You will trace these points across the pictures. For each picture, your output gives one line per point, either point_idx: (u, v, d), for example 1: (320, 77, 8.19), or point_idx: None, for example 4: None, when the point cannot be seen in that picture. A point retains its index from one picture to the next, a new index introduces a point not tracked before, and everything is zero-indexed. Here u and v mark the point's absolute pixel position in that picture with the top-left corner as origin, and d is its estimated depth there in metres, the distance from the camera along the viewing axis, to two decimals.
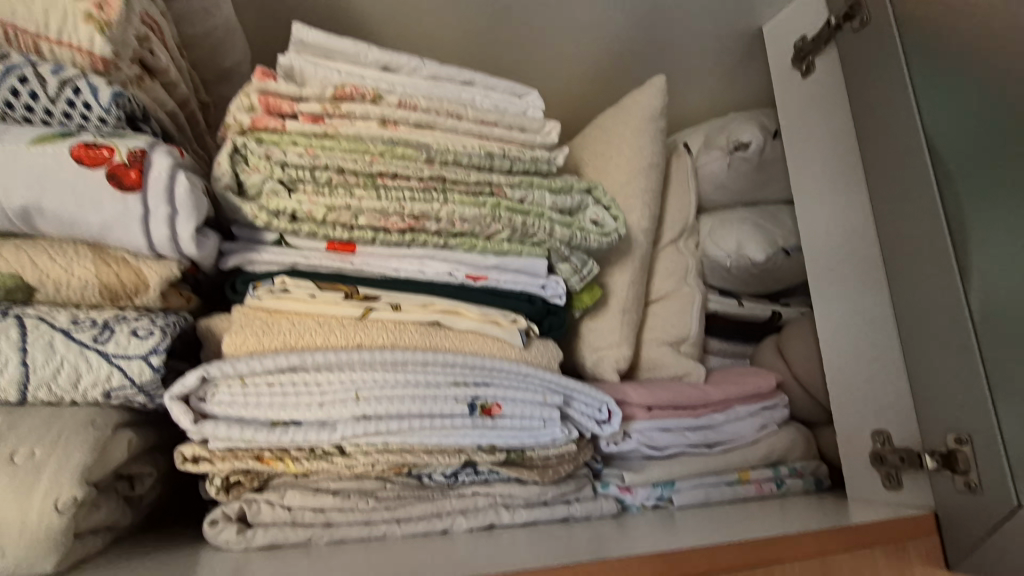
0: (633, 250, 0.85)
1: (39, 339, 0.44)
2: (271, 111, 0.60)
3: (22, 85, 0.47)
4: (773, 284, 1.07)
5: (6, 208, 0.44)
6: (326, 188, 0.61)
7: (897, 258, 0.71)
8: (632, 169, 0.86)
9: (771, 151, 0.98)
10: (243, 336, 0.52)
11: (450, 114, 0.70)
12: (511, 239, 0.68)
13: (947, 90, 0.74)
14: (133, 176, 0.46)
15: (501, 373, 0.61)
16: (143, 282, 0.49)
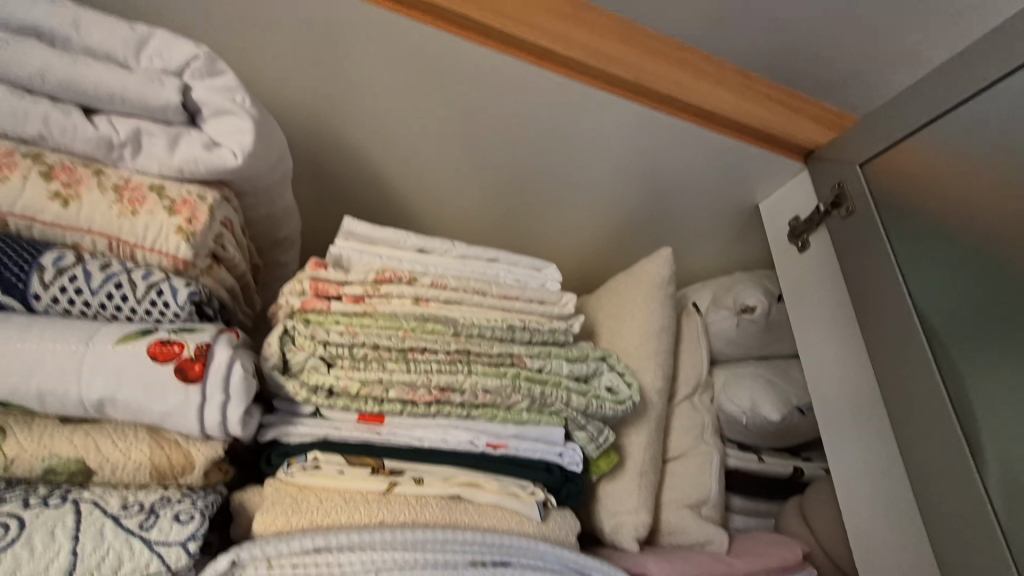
0: (647, 411, 0.87)
1: (90, 524, 0.46)
2: (319, 294, 0.68)
3: (116, 290, 0.55)
4: (791, 440, 1.07)
5: (85, 399, 0.49)
6: (362, 363, 0.67)
7: (908, 434, 0.72)
8: (644, 332, 0.91)
9: (775, 314, 1.04)
10: (274, 514, 0.55)
11: (476, 291, 0.77)
12: (530, 408, 0.72)
13: (943, 258, 0.75)
14: (197, 369, 0.52)
15: (518, 552, 0.62)
16: (189, 463, 0.53)
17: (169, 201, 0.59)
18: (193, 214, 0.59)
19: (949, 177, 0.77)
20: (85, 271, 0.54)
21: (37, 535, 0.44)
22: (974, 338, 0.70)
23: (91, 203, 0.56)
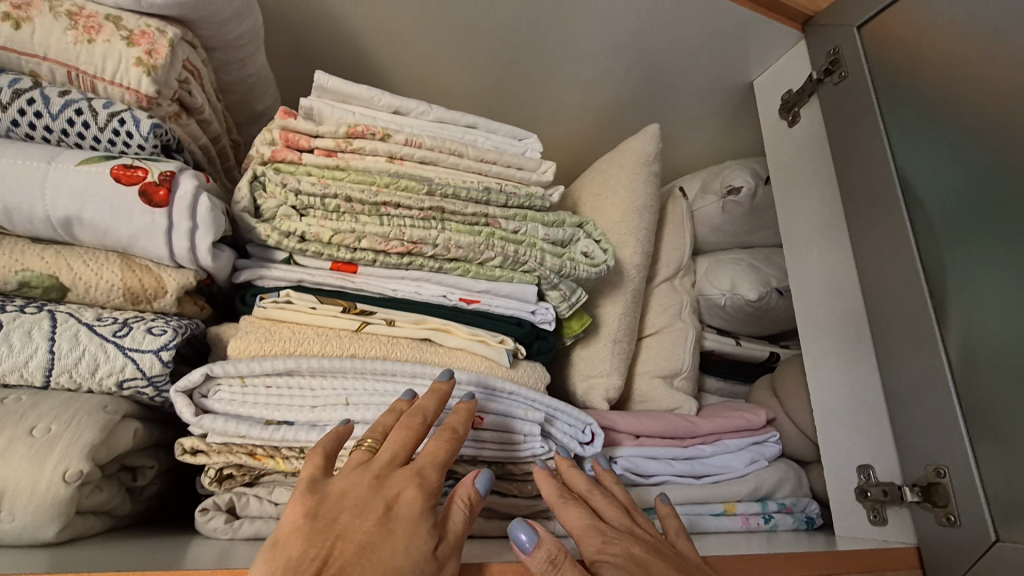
0: (624, 283, 0.88)
1: (66, 330, 0.49)
2: (290, 144, 0.68)
3: (77, 116, 0.54)
4: (768, 325, 1.09)
5: (52, 217, 0.50)
6: (334, 215, 0.67)
7: (878, 297, 0.73)
8: (626, 208, 0.90)
9: (761, 196, 1.02)
10: (247, 341, 0.58)
11: (452, 152, 0.76)
12: (502, 266, 0.73)
13: (934, 126, 0.73)
14: (162, 194, 0.52)
15: (484, 389, 0.64)
16: (162, 288, 0.55)
17: (127, 32, 0.56)
18: (153, 46, 0.56)
19: (954, 46, 0.73)
20: (43, 96, 0.54)
21: (15, 335, 0.47)
22: (958, 215, 0.69)
23: (44, 27, 0.55)
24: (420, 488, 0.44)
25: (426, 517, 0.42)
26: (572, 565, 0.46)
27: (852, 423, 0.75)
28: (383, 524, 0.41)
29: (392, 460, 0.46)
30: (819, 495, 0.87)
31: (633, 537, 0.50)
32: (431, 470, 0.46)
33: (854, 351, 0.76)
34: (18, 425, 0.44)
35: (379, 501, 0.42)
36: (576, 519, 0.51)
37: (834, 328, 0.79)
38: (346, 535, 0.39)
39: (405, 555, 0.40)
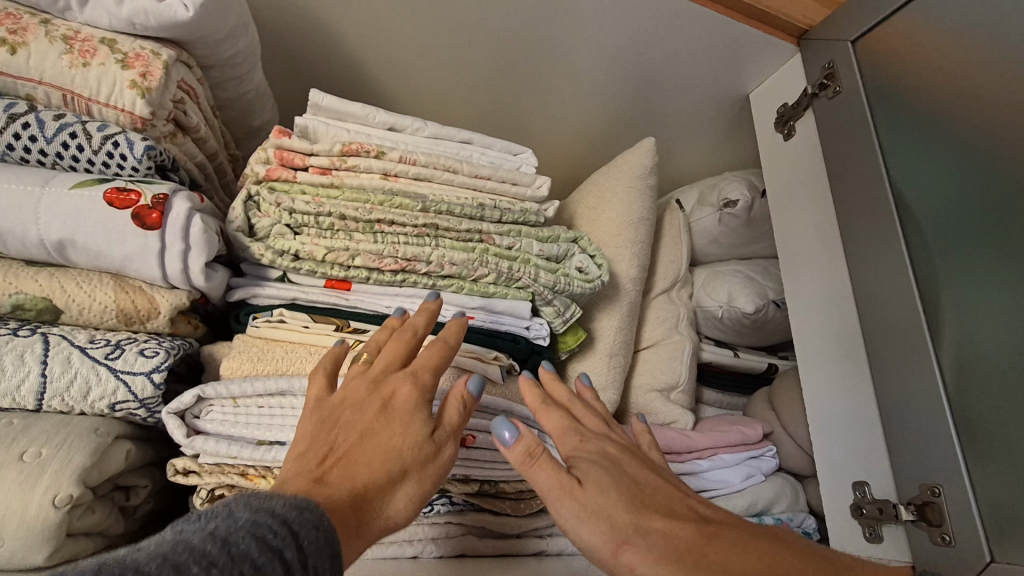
0: (620, 297, 0.88)
1: (58, 352, 0.49)
2: (285, 163, 0.68)
3: (71, 139, 0.55)
4: (767, 337, 1.08)
5: (45, 241, 0.51)
6: (328, 233, 0.67)
7: (873, 312, 0.73)
8: (621, 221, 0.90)
9: (758, 208, 1.02)
10: (239, 361, 0.58)
11: (447, 168, 0.76)
12: (496, 282, 0.73)
13: (927, 140, 0.73)
14: (155, 217, 0.52)
15: (477, 408, 0.64)
16: (155, 309, 0.55)
17: (121, 55, 0.57)
18: (147, 69, 0.57)
19: (948, 61, 0.73)
20: (38, 120, 0.54)
21: (8, 358, 0.48)
22: (951, 231, 0.69)
23: (39, 51, 0.55)
24: (413, 384, 0.49)
25: (419, 409, 0.47)
26: (549, 456, 0.46)
27: (847, 438, 0.75)
28: (379, 418, 0.46)
29: (388, 367, 0.51)
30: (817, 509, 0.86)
31: (610, 441, 0.50)
32: (425, 370, 0.50)
33: (849, 366, 0.76)
34: (8, 450, 0.44)
35: (377, 399, 0.48)
36: (554, 423, 0.52)
37: (830, 342, 0.79)
38: (352, 428, 0.46)
39: (401, 440, 0.45)
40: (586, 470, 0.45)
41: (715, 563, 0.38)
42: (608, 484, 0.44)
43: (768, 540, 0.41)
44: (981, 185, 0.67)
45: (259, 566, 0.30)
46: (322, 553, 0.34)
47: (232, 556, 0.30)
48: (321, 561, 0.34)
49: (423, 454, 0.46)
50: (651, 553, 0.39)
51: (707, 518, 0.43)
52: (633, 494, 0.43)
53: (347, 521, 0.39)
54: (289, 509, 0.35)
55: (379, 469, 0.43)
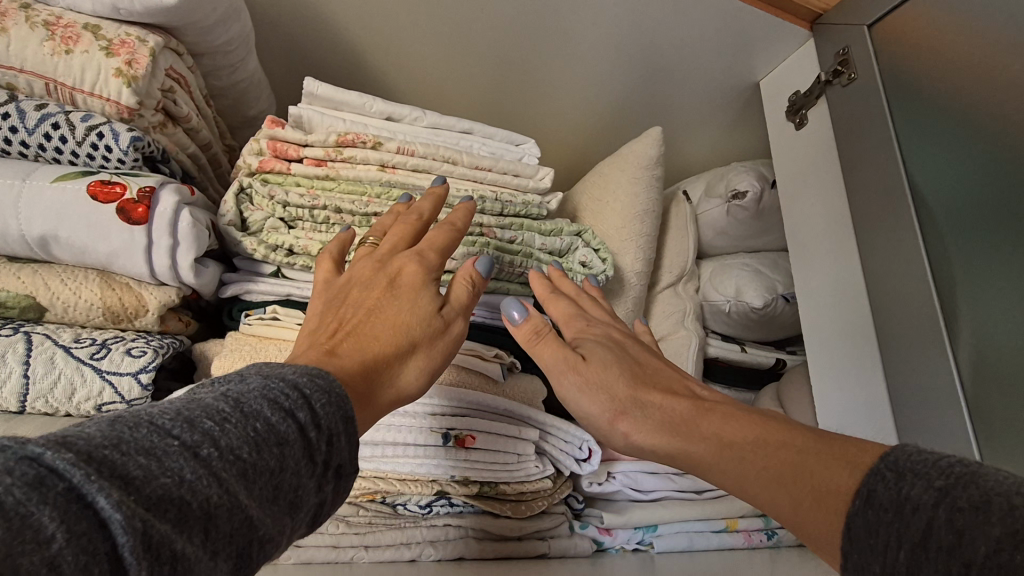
0: (624, 291, 0.86)
1: (42, 352, 0.47)
2: (278, 154, 0.66)
3: (54, 130, 0.53)
4: (774, 331, 1.06)
5: (27, 236, 0.49)
6: (323, 226, 0.65)
7: (886, 307, 0.70)
8: (626, 213, 0.88)
9: (768, 199, 0.99)
10: (232, 360, 0.56)
11: (446, 159, 0.74)
12: (497, 277, 0.71)
13: (943, 129, 0.70)
14: (140, 212, 0.50)
15: (476, 407, 0.61)
16: (142, 306, 0.53)
17: (106, 41, 0.55)
18: (132, 56, 0.54)
19: (969, 45, 0.69)
20: (19, 110, 0.52)
21: None
22: (968, 225, 0.66)
23: (19, 38, 0.53)
24: (419, 263, 0.49)
25: (427, 286, 0.48)
26: (554, 335, 0.51)
27: (858, 438, 0.73)
28: (385, 294, 0.47)
29: (394, 249, 0.51)
30: None
31: (613, 326, 0.55)
32: (431, 252, 0.51)
33: (861, 363, 0.73)
34: None
35: (384, 278, 0.48)
36: (559, 310, 0.57)
37: (841, 339, 0.77)
38: (358, 303, 0.46)
39: (410, 312, 0.46)
40: (589, 349, 0.49)
41: (705, 431, 0.40)
42: (608, 359, 0.48)
43: (761, 414, 0.41)
44: (1001, 174, 0.64)
45: (275, 426, 0.28)
46: (337, 416, 0.32)
47: (246, 414, 0.28)
48: (337, 423, 0.32)
49: (433, 329, 0.46)
50: (647, 425, 0.42)
51: (703, 396, 0.45)
52: (634, 371, 0.47)
53: (359, 388, 0.39)
54: (300, 375, 0.32)
55: (389, 340, 0.43)
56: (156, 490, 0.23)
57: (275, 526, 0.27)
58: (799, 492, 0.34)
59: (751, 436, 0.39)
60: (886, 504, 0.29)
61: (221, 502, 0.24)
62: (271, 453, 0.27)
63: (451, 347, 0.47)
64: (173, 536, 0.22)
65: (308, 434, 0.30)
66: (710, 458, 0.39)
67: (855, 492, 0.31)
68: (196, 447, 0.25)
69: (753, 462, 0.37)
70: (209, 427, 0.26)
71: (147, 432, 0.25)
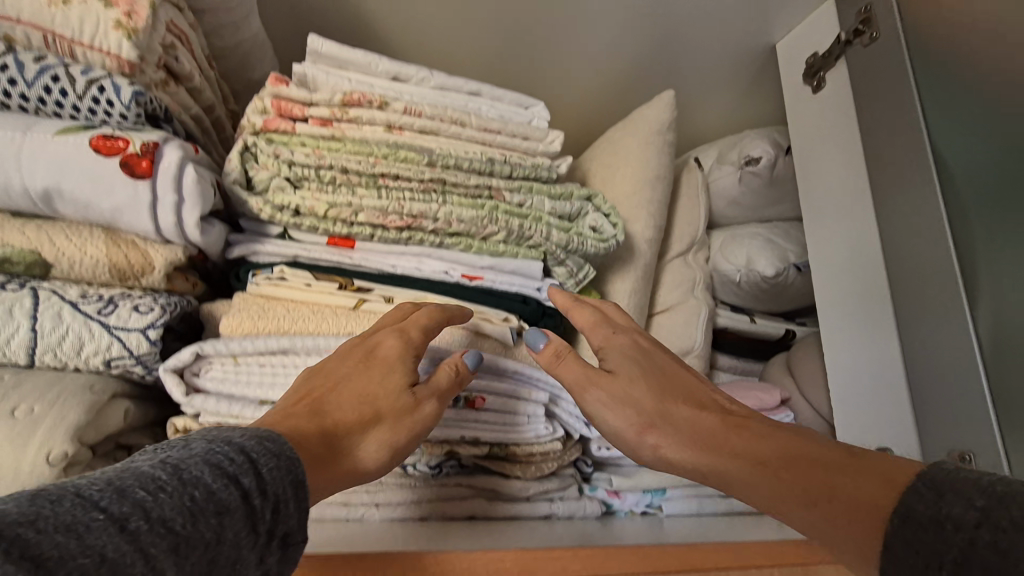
0: (634, 258, 0.85)
1: (49, 307, 0.47)
2: (283, 113, 0.65)
3: (55, 84, 0.52)
4: (784, 302, 1.05)
5: (30, 190, 0.48)
6: (330, 187, 0.64)
7: (903, 273, 0.69)
8: (637, 179, 0.86)
9: (782, 166, 0.97)
10: (239, 319, 0.56)
11: (454, 121, 0.72)
12: (506, 241, 0.70)
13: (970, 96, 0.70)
14: (145, 166, 0.49)
15: (486, 369, 0.62)
16: (149, 264, 0.52)
17: None
18: (133, 7, 0.53)
19: None
20: (17, 62, 0.51)
21: None
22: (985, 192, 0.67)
23: None
24: (401, 339, 0.52)
25: (402, 362, 0.51)
26: (575, 356, 0.56)
27: (871, 404, 0.72)
28: (360, 365, 0.50)
29: (377, 329, 0.54)
30: None
31: (636, 332, 0.59)
32: (415, 330, 0.54)
33: (875, 330, 0.72)
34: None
35: (364, 355, 0.51)
36: (584, 319, 0.61)
37: (855, 305, 0.75)
38: (333, 375, 0.49)
39: (378, 385, 0.48)
40: (615, 363, 0.55)
41: (736, 448, 0.45)
42: (633, 372, 0.53)
43: (792, 430, 0.45)
44: None
45: (215, 496, 0.30)
46: (284, 481, 0.35)
47: (183, 481, 0.30)
48: (284, 488, 0.34)
49: (399, 403, 0.47)
50: (678, 439, 0.48)
51: (731, 409, 0.51)
52: (660, 382, 0.53)
53: (314, 451, 0.41)
54: (247, 439, 0.35)
55: (353, 409, 0.46)
56: (73, 569, 0.23)
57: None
58: (835, 506, 0.38)
59: (779, 455, 0.42)
60: (925, 520, 0.32)
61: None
62: (208, 524, 0.29)
63: (421, 427, 0.48)
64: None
65: (250, 501, 0.32)
66: (739, 471, 0.44)
67: (889, 504, 0.35)
68: (125, 519, 0.26)
69: (780, 477, 0.41)
70: (142, 499, 0.27)
71: (72, 507, 0.26)
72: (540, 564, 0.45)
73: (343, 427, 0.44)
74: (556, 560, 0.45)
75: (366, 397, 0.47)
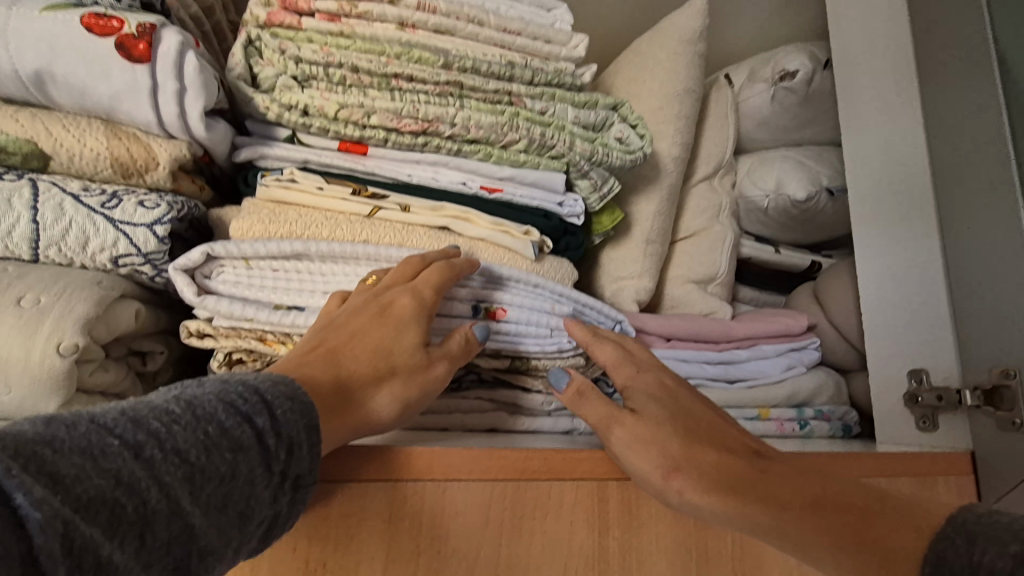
0: (660, 177, 0.80)
1: (49, 199, 0.44)
2: (287, 6, 0.60)
3: None
4: (813, 231, 1.00)
5: (20, 72, 0.44)
6: (340, 88, 0.60)
7: (953, 184, 0.64)
8: (665, 92, 0.81)
9: (820, 82, 0.90)
10: (250, 222, 0.53)
11: (472, 19, 0.66)
12: (527, 150, 0.66)
13: None
14: (141, 49, 0.45)
15: (507, 279, 0.59)
16: (153, 160, 0.49)
17: None
18: None
19: None
20: None
21: None
22: None
23: None
24: (415, 297, 0.45)
25: (420, 320, 0.44)
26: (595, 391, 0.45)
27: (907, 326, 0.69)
28: (375, 316, 0.43)
29: (392, 284, 0.47)
30: (858, 403, 0.82)
31: (663, 369, 0.49)
32: (429, 289, 0.46)
33: (916, 247, 0.69)
34: (4, 295, 0.41)
35: (376, 302, 0.44)
36: (608, 355, 0.51)
37: (896, 224, 0.71)
38: (343, 324, 0.42)
39: (394, 340, 0.42)
40: (640, 402, 0.44)
41: (760, 492, 0.38)
42: (659, 413, 0.43)
43: (818, 471, 0.39)
44: None
45: (228, 431, 0.28)
46: (300, 424, 0.33)
47: (198, 417, 0.28)
48: (298, 431, 0.32)
49: (414, 363, 0.42)
50: (702, 483, 0.39)
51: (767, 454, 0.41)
52: (687, 422, 0.43)
53: (328, 403, 0.36)
54: (262, 380, 0.32)
55: (367, 365, 0.40)
56: (89, 490, 0.23)
57: (220, 537, 0.28)
58: (866, 555, 0.34)
59: (809, 496, 0.37)
60: (957, 569, 0.29)
61: (161, 507, 0.25)
62: (221, 458, 0.28)
63: (431, 393, 0.43)
64: (101, 554, 0.22)
65: (265, 441, 0.30)
66: (768, 521, 0.37)
67: (924, 556, 0.31)
68: (140, 447, 0.25)
69: (810, 522, 0.36)
70: (156, 428, 0.26)
71: (88, 431, 0.24)
72: (568, 466, 0.41)
73: (354, 381, 0.39)
74: (582, 463, 0.42)
75: (381, 351, 0.41)
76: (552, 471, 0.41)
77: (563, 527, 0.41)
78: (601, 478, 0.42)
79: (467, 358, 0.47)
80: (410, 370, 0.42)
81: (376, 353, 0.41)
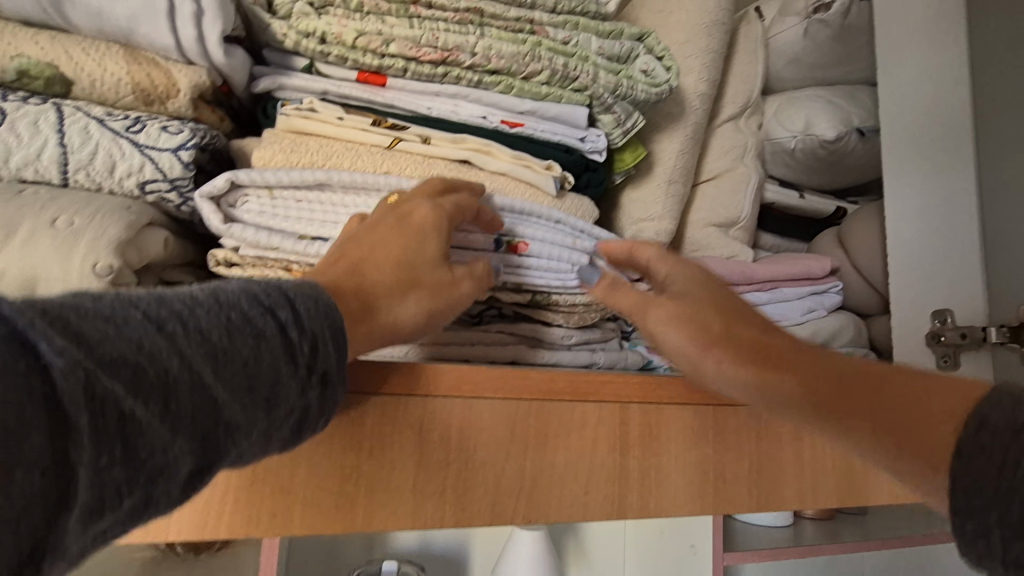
0: (685, 114, 0.78)
1: (75, 123, 0.45)
2: None
3: None
4: (840, 175, 0.98)
5: None
6: (358, 15, 0.58)
7: None
8: (693, 24, 0.77)
9: (856, 13, 0.84)
10: (271, 151, 0.53)
11: None
12: (549, 82, 0.64)
13: None
14: None
15: (528, 214, 0.60)
16: (173, 87, 0.48)
17: None
18: None
19: None
20: None
21: (23, 125, 0.44)
22: None
23: None
24: (434, 210, 0.45)
25: (439, 232, 0.44)
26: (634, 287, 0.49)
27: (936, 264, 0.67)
28: (396, 226, 0.43)
29: (410, 199, 0.47)
30: (878, 346, 0.82)
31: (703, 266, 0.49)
32: (448, 207, 0.46)
33: (951, 184, 0.66)
34: (38, 216, 0.41)
35: (396, 214, 0.44)
36: (650, 255, 0.51)
37: (931, 160, 0.68)
38: (365, 237, 0.42)
39: (417, 252, 0.42)
40: (681, 291, 0.47)
41: (798, 369, 0.38)
42: (700, 298, 0.45)
43: (858, 361, 0.39)
44: None
45: (252, 318, 0.28)
46: (325, 324, 0.31)
47: (221, 303, 0.27)
48: (323, 329, 0.31)
49: (437, 274, 0.42)
50: (740, 356, 0.41)
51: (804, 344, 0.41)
52: (728, 312, 0.44)
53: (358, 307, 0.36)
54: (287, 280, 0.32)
55: (393, 273, 0.40)
56: (111, 352, 0.22)
57: (246, 419, 0.27)
58: (905, 423, 0.33)
59: (845, 377, 0.37)
60: (1005, 431, 0.28)
61: (185, 378, 0.24)
62: (244, 341, 0.27)
63: (450, 304, 0.43)
64: (118, 420, 0.22)
65: (289, 333, 0.29)
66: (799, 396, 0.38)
67: (965, 422, 0.30)
68: (163, 321, 0.25)
69: (844, 408, 0.36)
70: (180, 306, 0.26)
71: (113, 302, 0.24)
72: (592, 388, 0.42)
73: (385, 290, 0.39)
74: (608, 385, 0.42)
75: (406, 262, 0.41)
76: (577, 393, 0.41)
77: (586, 444, 0.42)
78: (622, 401, 0.43)
79: (486, 275, 0.47)
80: (433, 281, 0.42)
81: (402, 262, 0.41)
